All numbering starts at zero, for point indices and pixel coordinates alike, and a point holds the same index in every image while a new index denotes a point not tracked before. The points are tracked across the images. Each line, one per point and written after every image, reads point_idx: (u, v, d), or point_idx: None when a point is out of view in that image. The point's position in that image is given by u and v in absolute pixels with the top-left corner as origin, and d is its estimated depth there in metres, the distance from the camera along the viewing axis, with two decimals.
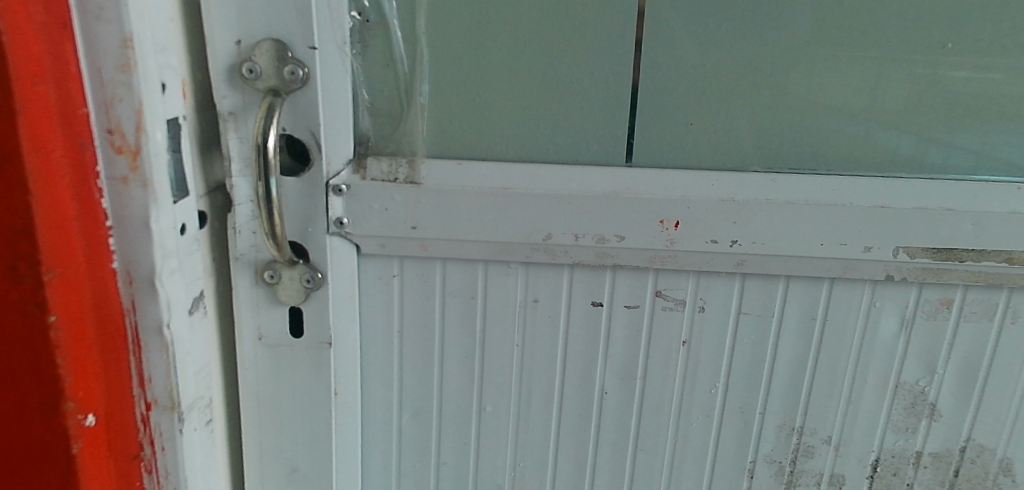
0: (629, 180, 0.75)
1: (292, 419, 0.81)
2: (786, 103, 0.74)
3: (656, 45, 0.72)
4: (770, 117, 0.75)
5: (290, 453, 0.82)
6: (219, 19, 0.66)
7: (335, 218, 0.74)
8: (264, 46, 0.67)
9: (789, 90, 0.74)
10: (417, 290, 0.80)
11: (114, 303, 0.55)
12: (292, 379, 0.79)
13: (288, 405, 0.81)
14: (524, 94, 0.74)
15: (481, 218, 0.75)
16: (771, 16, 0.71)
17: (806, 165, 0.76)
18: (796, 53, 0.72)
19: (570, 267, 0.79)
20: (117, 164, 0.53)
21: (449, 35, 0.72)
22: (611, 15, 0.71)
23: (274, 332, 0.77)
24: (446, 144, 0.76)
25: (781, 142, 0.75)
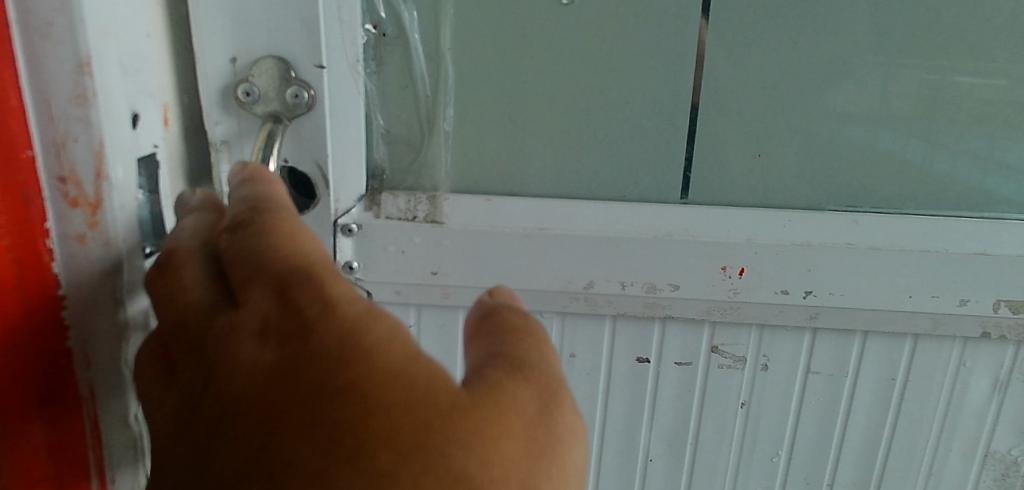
0: (685, 220, 0.65)
1: None
2: (869, 132, 0.64)
3: (719, 65, 0.62)
4: (850, 148, 0.64)
5: None
6: (213, 32, 0.57)
7: (345, 262, 0.65)
8: (263, 65, 0.58)
9: (875, 116, 0.63)
10: (437, 342, 0.71)
11: (66, 389, 0.39)
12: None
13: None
14: (565, 119, 0.64)
15: (512, 263, 0.65)
16: (858, 29, 0.60)
17: (889, 203, 0.66)
18: (885, 74, 0.62)
19: (613, 318, 0.69)
20: (71, 220, 0.38)
21: (479, 51, 0.62)
22: (669, 29, 0.61)
23: None
24: (473, 176, 0.66)
25: (861, 177, 0.65)
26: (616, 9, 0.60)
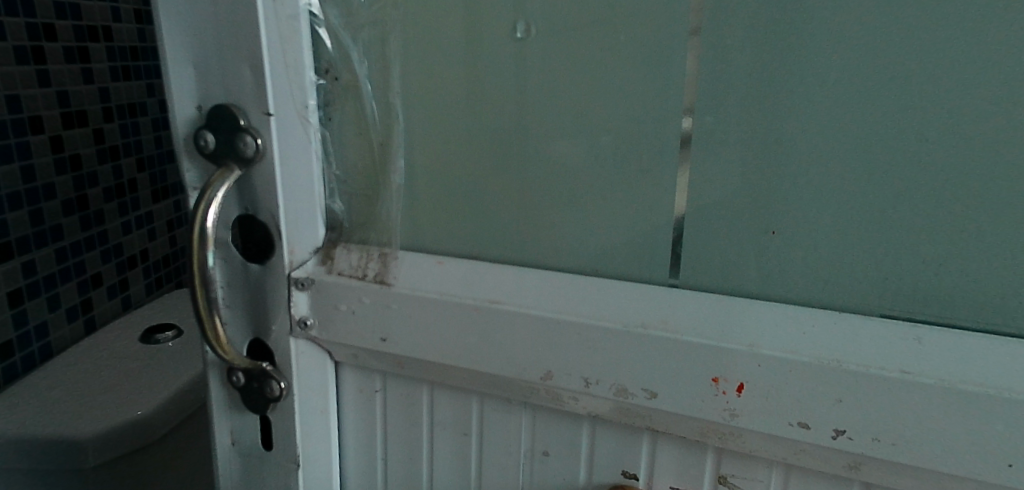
0: (668, 309, 0.50)
1: None
2: (936, 208, 0.44)
3: (715, 111, 0.48)
4: (908, 230, 0.45)
5: None
6: (181, 82, 0.55)
7: (299, 317, 0.60)
8: (218, 110, 0.54)
9: (946, 185, 0.43)
10: (402, 414, 0.63)
11: None
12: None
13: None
14: (527, 174, 0.54)
15: (462, 339, 0.55)
16: (906, 59, 0.42)
17: (979, 315, 0.45)
18: (956, 124, 0.42)
19: (590, 419, 0.56)
20: None
21: (430, 95, 0.55)
22: (648, 66, 0.49)
23: (246, 440, 0.65)
24: (430, 235, 0.59)
25: (929, 273, 0.45)
26: (578, 45, 0.50)
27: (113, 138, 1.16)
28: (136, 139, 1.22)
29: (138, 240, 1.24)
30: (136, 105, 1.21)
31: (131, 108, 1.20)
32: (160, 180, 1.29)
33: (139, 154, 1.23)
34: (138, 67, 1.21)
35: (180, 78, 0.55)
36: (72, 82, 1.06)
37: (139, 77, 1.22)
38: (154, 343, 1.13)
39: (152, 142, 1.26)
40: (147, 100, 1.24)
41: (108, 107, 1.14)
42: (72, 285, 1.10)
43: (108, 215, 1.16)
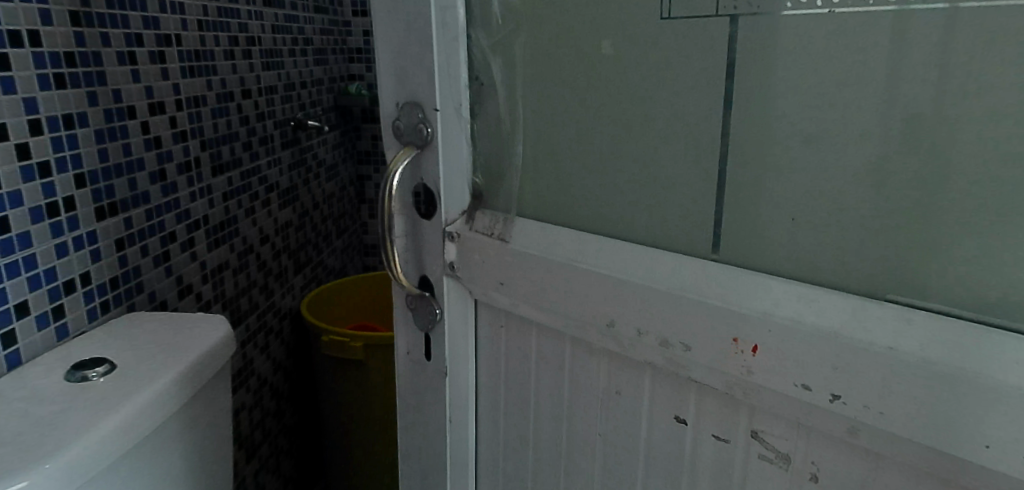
0: (706, 279, 0.61)
1: (413, 431, 0.89)
2: (932, 205, 0.50)
3: (763, 114, 0.57)
4: (907, 221, 0.51)
5: (415, 461, 0.91)
6: (384, 84, 0.76)
7: (448, 261, 0.79)
8: (405, 106, 0.75)
9: (940, 184, 0.49)
10: (517, 350, 0.79)
11: None
12: (419, 405, 0.87)
13: (415, 427, 0.89)
14: (612, 163, 0.68)
15: (555, 289, 0.72)
16: (902, 71, 0.49)
17: (973, 304, 0.49)
18: (946, 129, 0.48)
19: (650, 366, 0.67)
20: None
21: (543, 96, 0.71)
22: (712, 75, 0.59)
23: (415, 351, 0.86)
24: (540, 208, 0.74)
25: (926, 263, 0.51)
26: (651, 56, 0.63)
27: (44, 152, 0.91)
28: (109, 166, 1.05)
29: (114, 263, 1.07)
30: (134, 107, 1.10)
31: (49, 116, 0.92)
32: (109, 195, 1.05)
33: (72, 170, 0.97)
34: (109, 52, 1.04)
35: (385, 81, 0.76)
36: (43, 80, 0.91)
37: (89, 81, 1.00)
38: (80, 380, 0.84)
39: (112, 150, 1.06)
40: (142, 102, 1.13)
41: (96, 100, 1.02)
42: (42, 293, 0.92)
43: (35, 239, 0.91)
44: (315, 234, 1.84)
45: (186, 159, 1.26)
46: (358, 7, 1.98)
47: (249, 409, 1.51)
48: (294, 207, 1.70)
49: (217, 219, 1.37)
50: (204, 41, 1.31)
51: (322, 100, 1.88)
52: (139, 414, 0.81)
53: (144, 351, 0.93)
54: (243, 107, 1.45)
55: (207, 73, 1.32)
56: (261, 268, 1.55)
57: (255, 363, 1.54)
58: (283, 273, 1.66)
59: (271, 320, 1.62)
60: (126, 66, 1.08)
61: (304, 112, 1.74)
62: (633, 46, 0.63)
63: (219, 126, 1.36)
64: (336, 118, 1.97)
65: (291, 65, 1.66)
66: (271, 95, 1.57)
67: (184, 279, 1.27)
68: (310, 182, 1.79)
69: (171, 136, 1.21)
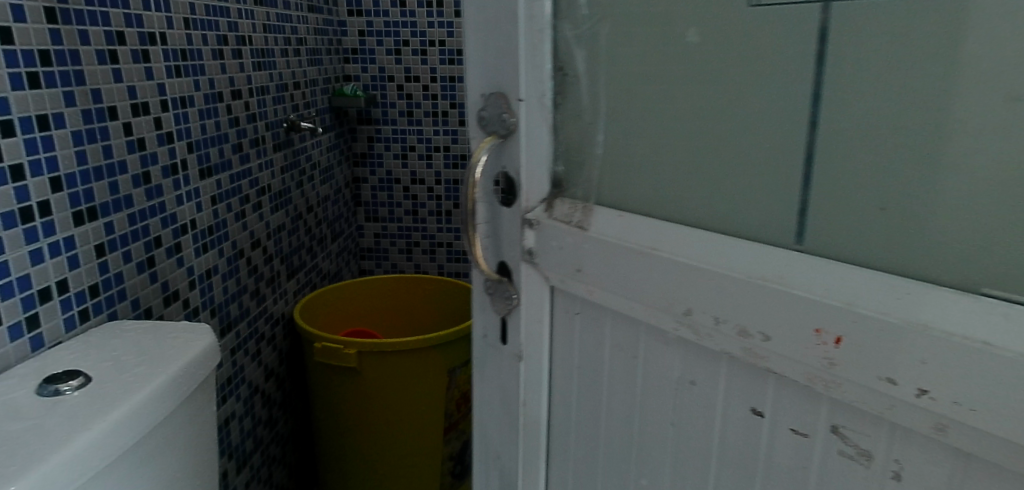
0: (789, 270, 0.60)
1: (490, 410, 0.92)
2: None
3: (858, 102, 0.56)
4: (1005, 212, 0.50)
5: (491, 441, 0.94)
6: (472, 74, 0.79)
7: (527, 248, 0.81)
8: (492, 96, 0.77)
9: None
10: (590, 336, 0.80)
11: None
12: (495, 385, 0.91)
13: (491, 407, 0.93)
14: (693, 151, 0.69)
15: (631, 276, 0.72)
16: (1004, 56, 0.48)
17: None
18: None
19: (727, 356, 0.67)
20: None
21: (625, 85, 0.72)
22: (810, 62, 0.59)
23: (493, 333, 0.89)
24: (617, 196, 0.75)
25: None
26: (739, 45, 0.63)
27: (17, 155, 0.90)
28: (115, 162, 1.10)
29: (94, 270, 1.06)
30: (116, 107, 1.09)
31: (55, 112, 0.97)
32: (88, 199, 1.04)
33: (48, 174, 0.96)
34: (87, 49, 1.03)
35: (473, 71, 0.79)
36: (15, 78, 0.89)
37: (67, 81, 0.99)
38: (50, 394, 0.81)
39: (91, 152, 1.05)
40: (121, 103, 1.11)
41: (72, 100, 1.00)
42: (54, 304, 0.97)
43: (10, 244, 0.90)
44: (308, 237, 1.94)
45: (173, 160, 1.28)
46: (353, 8, 2.16)
47: (240, 419, 1.57)
48: (285, 210, 1.78)
49: (205, 222, 1.39)
50: (190, 39, 1.32)
51: (317, 100, 2.00)
52: (141, 408, 0.83)
53: (123, 360, 0.91)
54: (234, 108, 1.50)
55: (199, 73, 1.36)
56: (251, 274, 1.60)
57: (246, 372, 1.60)
58: (273, 278, 1.73)
59: (262, 327, 1.68)
60: (139, 64, 1.16)
61: (297, 113, 1.85)
62: (728, 34, 0.64)
63: (208, 128, 1.39)
64: (333, 118, 2.11)
65: (284, 65, 1.76)
66: (264, 95, 1.65)
67: (171, 286, 1.27)
68: (304, 184, 1.90)
69: (157, 136, 1.22)
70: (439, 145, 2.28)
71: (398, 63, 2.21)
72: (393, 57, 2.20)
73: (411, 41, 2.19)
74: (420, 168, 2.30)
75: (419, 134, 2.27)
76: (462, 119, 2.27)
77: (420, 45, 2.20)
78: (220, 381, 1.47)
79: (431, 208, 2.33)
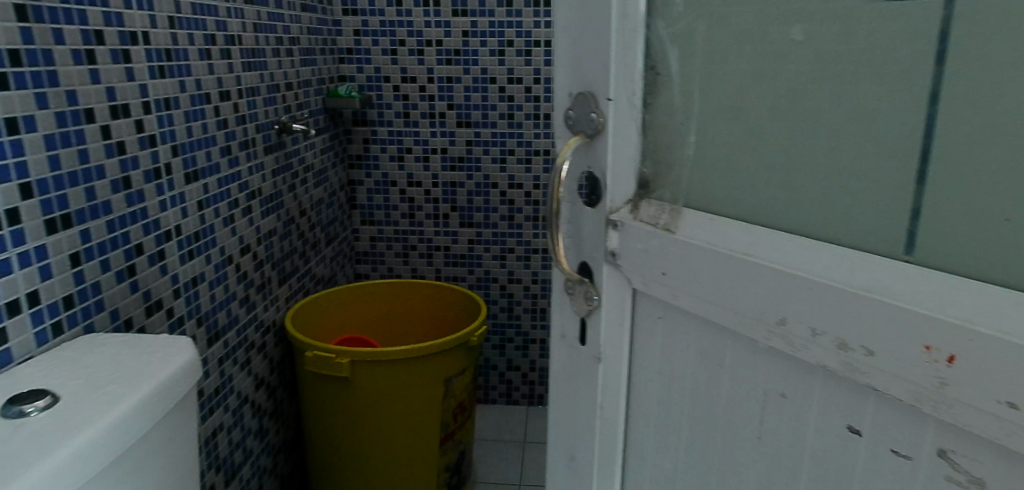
0: (898, 280, 0.59)
1: (565, 413, 0.92)
2: None
3: (984, 109, 0.55)
4: None
5: (566, 442, 0.94)
6: (562, 75, 0.79)
7: (610, 249, 0.80)
8: (580, 96, 0.77)
9: None
10: (675, 341, 0.79)
11: None
12: (572, 386, 0.91)
13: (567, 408, 0.92)
14: (794, 154, 0.68)
15: (721, 281, 0.71)
16: None
17: None
18: None
19: (823, 370, 0.66)
20: None
21: (722, 86, 0.70)
22: (929, 64, 0.58)
23: (572, 334, 0.89)
24: (707, 199, 0.74)
25: None
26: (852, 46, 0.62)
27: None
28: (91, 168, 1.11)
29: (68, 280, 1.06)
30: (92, 111, 1.10)
31: (25, 115, 0.97)
32: (62, 206, 1.05)
33: (16, 179, 0.96)
34: (62, 49, 1.04)
35: (563, 72, 0.79)
36: None
37: (38, 81, 0.99)
38: (15, 416, 0.77)
39: (64, 157, 1.05)
40: (98, 107, 1.12)
41: (45, 104, 1.01)
42: (24, 318, 0.97)
43: None
44: (300, 241, 2.01)
45: (155, 165, 1.29)
46: (348, 8, 2.23)
47: (228, 428, 1.60)
48: (276, 214, 1.83)
49: (191, 228, 1.42)
50: (176, 38, 1.35)
51: (310, 101, 2.05)
52: (133, 408, 0.84)
53: (99, 378, 0.88)
54: (221, 110, 1.52)
55: (186, 73, 1.39)
56: (241, 280, 1.64)
57: (235, 380, 1.64)
58: (263, 284, 1.77)
59: (252, 334, 1.72)
60: (120, 64, 1.18)
61: (288, 114, 1.90)
62: (836, 35, 0.62)
63: (193, 131, 1.41)
64: (326, 120, 2.19)
65: (274, 66, 1.80)
66: (252, 96, 1.67)
67: (154, 295, 1.29)
68: (296, 187, 1.96)
69: (137, 140, 1.23)
70: (436, 147, 2.36)
71: (395, 63, 2.28)
72: (388, 57, 2.28)
73: (407, 41, 2.26)
74: (417, 170, 2.38)
75: (415, 136, 2.35)
76: (458, 120, 2.33)
77: (417, 45, 2.26)
78: (207, 391, 1.50)
79: (428, 211, 2.42)
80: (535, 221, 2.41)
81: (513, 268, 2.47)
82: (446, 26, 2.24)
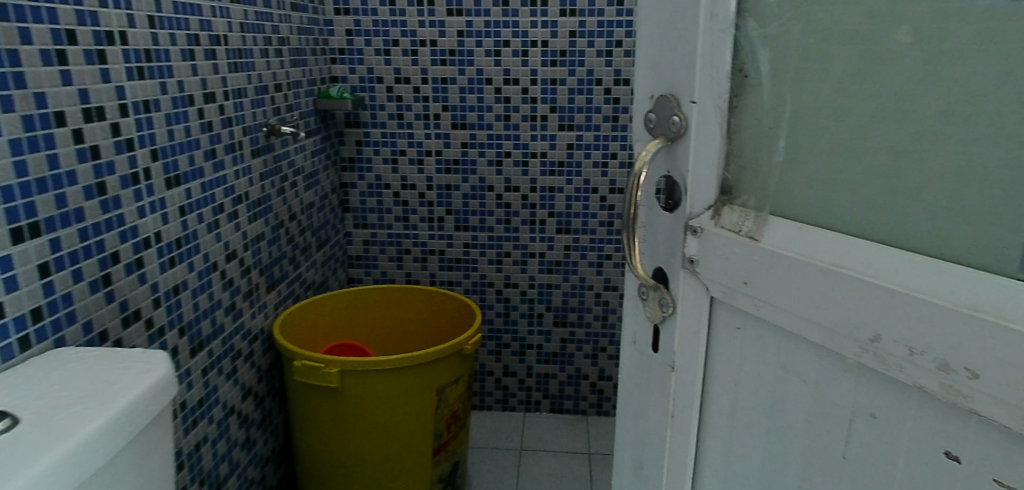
0: (1006, 300, 0.55)
1: (636, 420, 0.91)
2: None
3: None
4: None
5: (635, 450, 0.92)
6: (644, 76, 0.76)
7: (688, 256, 0.77)
8: (663, 98, 0.74)
9: None
10: (756, 352, 0.76)
11: None
12: (643, 393, 0.89)
13: (637, 415, 0.91)
14: (892, 161, 0.65)
15: (809, 293, 0.68)
16: None
17: None
18: None
19: (919, 391, 0.62)
20: None
21: (817, 91, 0.68)
22: None
23: (643, 341, 0.87)
24: (795, 205, 0.71)
25: None
26: (961, 51, 0.59)
27: None
28: (61, 173, 1.04)
29: (36, 291, 1.00)
30: (63, 114, 1.04)
31: None
32: (31, 214, 0.99)
33: None
34: (29, 49, 0.98)
35: (645, 74, 0.76)
36: None
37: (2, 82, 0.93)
38: None
39: (32, 162, 0.99)
40: (71, 110, 1.06)
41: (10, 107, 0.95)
42: None
43: None
44: (290, 246, 1.94)
45: (134, 170, 1.21)
46: (340, 7, 2.15)
47: (213, 440, 1.53)
48: (264, 219, 1.75)
49: (172, 235, 1.34)
50: (155, 38, 1.27)
51: (300, 103, 1.98)
52: (116, 419, 0.78)
53: (69, 395, 0.81)
54: (205, 112, 1.45)
55: (167, 74, 1.32)
56: (226, 288, 1.57)
57: (221, 390, 1.56)
58: (250, 290, 1.70)
59: (238, 342, 1.65)
60: (95, 64, 1.11)
61: (277, 116, 1.82)
62: (946, 38, 0.59)
63: (175, 134, 1.34)
64: (318, 122, 2.11)
65: (262, 66, 1.72)
66: (239, 99, 1.60)
67: (132, 304, 1.21)
68: (285, 191, 1.89)
69: (114, 145, 1.16)
70: (429, 150, 2.27)
71: (388, 63, 2.19)
72: (382, 57, 2.19)
73: (401, 41, 2.17)
74: (410, 172, 2.30)
75: (409, 138, 2.27)
76: (453, 122, 2.24)
77: (410, 46, 2.18)
78: (190, 402, 1.42)
79: (422, 215, 2.34)
80: (533, 224, 2.33)
81: (509, 273, 2.39)
82: (441, 26, 2.15)
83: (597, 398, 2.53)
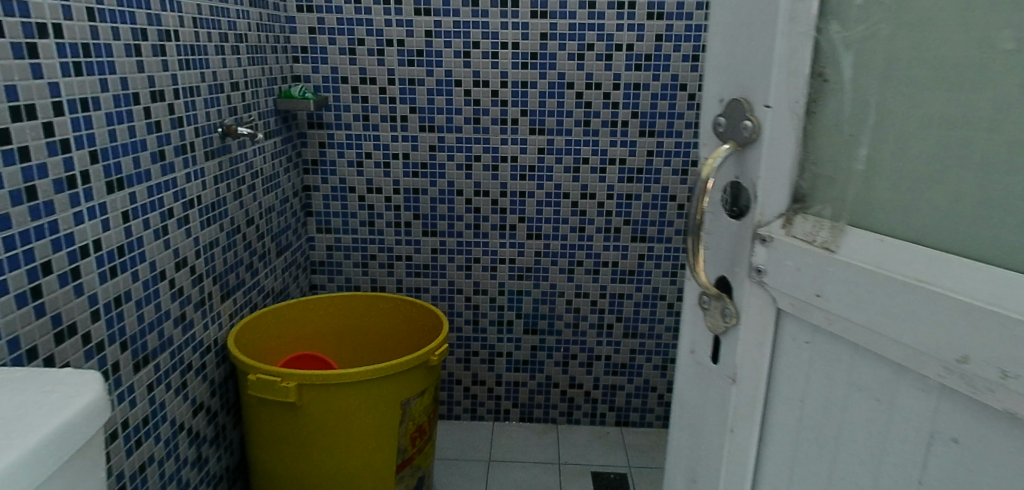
0: None
1: (694, 431, 0.88)
2: None
3: None
4: None
5: (690, 463, 0.89)
6: (713, 79, 0.74)
7: (755, 265, 0.73)
8: (733, 101, 0.71)
9: None
10: (825, 369, 0.72)
11: None
12: (700, 404, 0.86)
13: (695, 426, 0.88)
14: (982, 172, 0.61)
15: (888, 308, 0.63)
16: None
17: None
18: None
19: (1010, 417, 0.58)
20: None
21: (903, 98, 0.64)
22: None
23: (702, 351, 0.84)
24: (874, 216, 0.67)
25: None
26: None
27: None
28: None
29: None
30: None
31: None
32: None
33: None
34: None
35: (714, 76, 0.74)
36: None
37: None
38: None
39: None
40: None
41: None
42: None
43: None
44: (246, 253, 1.80)
45: (70, 173, 1.09)
46: (303, 3, 2.04)
47: (159, 460, 1.39)
48: (217, 223, 1.62)
49: (114, 242, 1.21)
50: (96, 33, 1.14)
51: (260, 103, 1.86)
52: None
53: None
54: (154, 110, 1.32)
55: (109, 71, 1.18)
56: (176, 298, 1.43)
57: (169, 406, 1.43)
58: (202, 301, 1.56)
59: (189, 355, 1.51)
60: (24, 59, 0.99)
61: (233, 116, 1.69)
62: None
63: (117, 135, 1.20)
64: (279, 122, 2.00)
65: (217, 65, 1.60)
66: (192, 97, 1.47)
67: (66, 318, 1.09)
68: (243, 194, 1.76)
69: (46, 146, 1.04)
70: (396, 152, 2.18)
71: (354, 64, 2.09)
72: (347, 57, 2.09)
73: (366, 40, 2.07)
74: (376, 176, 2.20)
75: (375, 141, 2.17)
76: (421, 124, 2.15)
77: (376, 45, 2.08)
78: (132, 421, 1.29)
79: (388, 219, 2.25)
80: (503, 230, 2.26)
81: (479, 279, 2.31)
82: (408, 25, 2.06)
83: (567, 406, 2.47)
